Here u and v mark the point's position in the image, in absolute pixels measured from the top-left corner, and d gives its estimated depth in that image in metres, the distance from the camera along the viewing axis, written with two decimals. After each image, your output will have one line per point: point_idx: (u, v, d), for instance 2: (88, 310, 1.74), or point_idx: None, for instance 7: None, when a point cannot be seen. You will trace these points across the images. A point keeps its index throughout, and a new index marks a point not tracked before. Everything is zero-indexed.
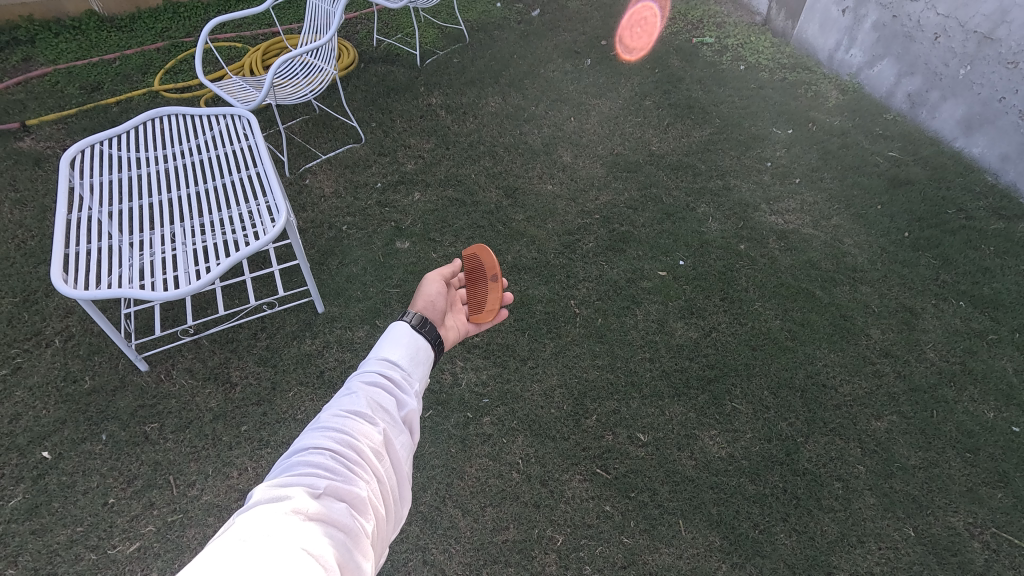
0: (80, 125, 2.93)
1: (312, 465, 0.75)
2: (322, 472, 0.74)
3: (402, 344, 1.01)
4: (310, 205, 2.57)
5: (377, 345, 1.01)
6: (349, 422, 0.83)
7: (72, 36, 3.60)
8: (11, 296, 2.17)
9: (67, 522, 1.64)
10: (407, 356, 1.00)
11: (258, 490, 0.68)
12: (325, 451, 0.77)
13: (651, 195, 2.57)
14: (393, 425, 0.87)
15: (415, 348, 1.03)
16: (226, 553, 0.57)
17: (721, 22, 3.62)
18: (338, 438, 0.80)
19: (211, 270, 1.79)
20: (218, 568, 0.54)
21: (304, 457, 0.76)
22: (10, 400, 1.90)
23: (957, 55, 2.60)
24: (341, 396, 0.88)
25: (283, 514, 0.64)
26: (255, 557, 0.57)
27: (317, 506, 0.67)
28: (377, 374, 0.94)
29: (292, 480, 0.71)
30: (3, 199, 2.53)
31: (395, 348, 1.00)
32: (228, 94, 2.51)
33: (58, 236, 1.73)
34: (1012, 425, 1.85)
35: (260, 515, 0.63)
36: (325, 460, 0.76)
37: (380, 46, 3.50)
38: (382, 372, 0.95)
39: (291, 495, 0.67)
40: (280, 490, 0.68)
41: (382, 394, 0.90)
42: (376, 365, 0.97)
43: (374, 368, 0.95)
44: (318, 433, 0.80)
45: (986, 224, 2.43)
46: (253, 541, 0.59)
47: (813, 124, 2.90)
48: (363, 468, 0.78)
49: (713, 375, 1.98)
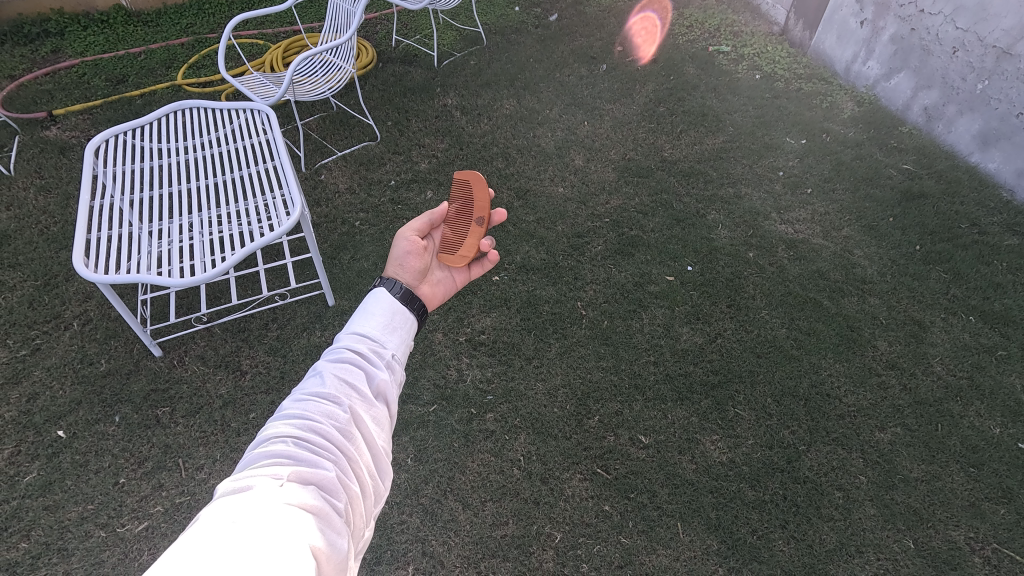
0: (105, 117, 3.01)
1: (278, 452, 0.76)
2: (288, 458, 0.75)
3: (376, 317, 1.06)
4: (324, 200, 2.62)
5: (350, 321, 1.05)
6: (312, 408, 0.84)
7: (100, 30, 3.70)
8: (32, 279, 2.23)
9: (78, 500, 1.68)
10: (376, 327, 1.04)
11: (222, 485, 0.68)
12: (290, 439, 0.79)
13: (662, 201, 2.59)
14: (362, 401, 0.90)
15: (391, 315, 1.08)
16: (194, 542, 0.56)
17: (738, 31, 3.63)
18: (303, 423, 0.81)
19: (226, 260, 1.82)
20: (184, 558, 0.54)
21: (269, 444, 0.78)
22: (28, 380, 1.95)
23: (975, 69, 2.60)
24: (305, 381, 0.90)
25: (245, 503, 0.64)
26: (221, 545, 0.56)
27: (285, 490, 0.68)
28: (346, 349, 0.98)
29: (257, 469, 0.72)
30: (29, 185, 2.61)
31: (368, 323, 1.04)
32: (248, 90, 2.56)
33: (81, 221, 1.77)
34: (1018, 442, 1.84)
35: (226, 511, 0.62)
36: (290, 446, 0.77)
37: (398, 46, 3.56)
38: (352, 347, 0.98)
39: (254, 485, 0.67)
40: (242, 481, 0.68)
41: (349, 371, 0.93)
42: (342, 342, 1.00)
43: (343, 346, 0.98)
44: (282, 421, 0.82)
45: (999, 240, 2.41)
46: (215, 533, 0.58)
47: (826, 135, 2.90)
48: (332, 448, 0.80)
49: (716, 381, 1.99)
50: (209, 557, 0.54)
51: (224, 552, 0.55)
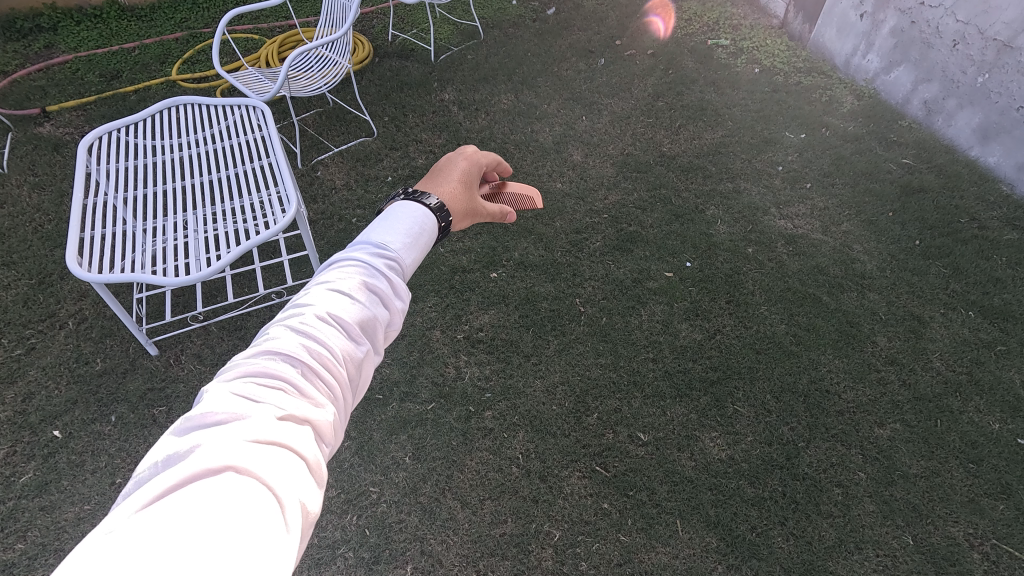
0: (99, 113, 2.98)
1: (279, 375, 0.67)
2: (290, 387, 0.66)
3: (409, 232, 0.91)
4: (321, 196, 2.60)
5: (383, 224, 0.91)
6: (324, 328, 0.74)
7: (93, 25, 3.67)
8: (27, 278, 2.22)
9: (74, 500, 1.67)
10: (407, 242, 0.90)
11: (214, 405, 0.60)
12: (295, 363, 0.69)
13: (661, 197, 2.57)
14: (377, 335, 0.80)
15: (422, 233, 0.94)
16: (182, 498, 0.49)
17: (737, 25, 3.61)
18: (312, 347, 0.71)
19: (221, 258, 1.81)
20: (167, 518, 0.47)
21: (270, 360, 0.68)
22: (23, 379, 1.94)
23: (975, 63, 2.58)
24: (320, 289, 0.78)
25: (234, 445, 0.55)
26: (211, 503, 0.49)
27: (285, 432, 0.60)
28: (372, 262, 0.85)
29: (256, 393, 0.63)
30: (22, 182, 2.58)
31: (401, 235, 0.90)
32: (244, 85, 2.54)
33: (74, 219, 1.75)
34: (1017, 437, 1.84)
35: (210, 456, 0.53)
36: (294, 372, 0.68)
37: (395, 41, 3.53)
38: (379, 262, 0.85)
39: (252, 419, 0.59)
40: (237, 411, 0.60)
41: (372, 295, 0.81)
42: (367, 252, 0.86)
43: (371, 259, 0.85)
44: (290, 333, 0.72)
45: (999, 234, 2.40)
46: (206, 486, 0.50)
47: (826, 129, 2.88)
48: (336, 386, 0.72)
49: (716, 377, 1.98)
50: (196, 520, 0.47)
51: (216, 511, 0.48)
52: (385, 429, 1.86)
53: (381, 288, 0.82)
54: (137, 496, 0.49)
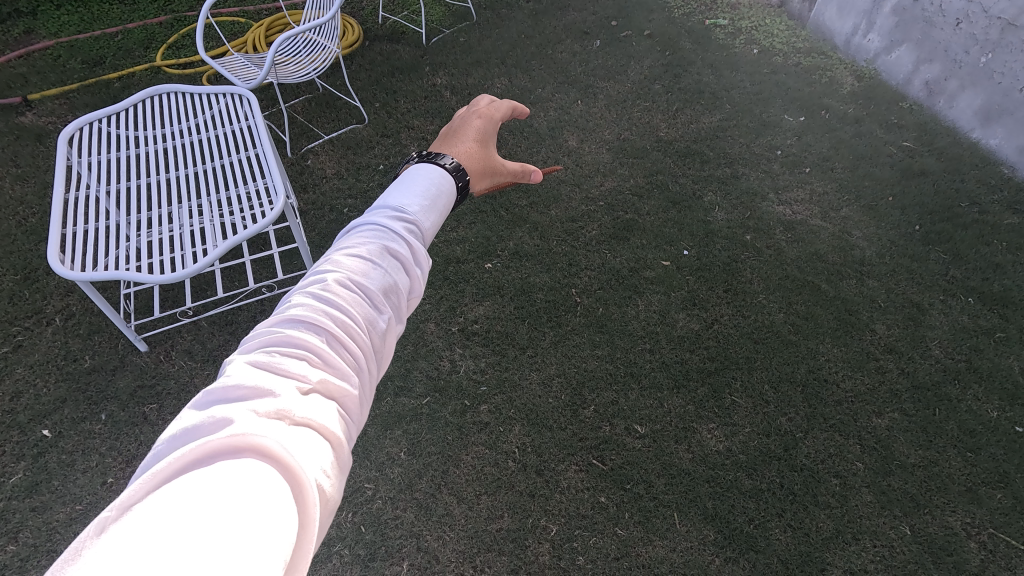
0: (82, 101, 2.90)
1: (302, 344, 0.64)
2: (312, 357, 0.63)
3: (427, 200, 0.88)
4: (311, 186, 2.54)
5: (403, 193, 0.87)
6: (346, 298, 0.71)
7: (74, 8, 3.56)
8: (12, 274, 2.17)
9: (66, 500, 1.66)
10: (422, 207, 0.87)
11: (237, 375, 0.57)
12: (318, 332, 0.66)
13: (657, 183, 2.53)
14: (398, 307, 0.77)
15: (439, 202, 0.90)
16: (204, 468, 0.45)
17: (735, 4, 3.52)
18: (334, 316, 0.68)
19: (209, 253, 1.76)
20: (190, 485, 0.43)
21: (291, 329, 0.65)
22: (10, 378, 1.91)
23: (979, 42, 2.52)
24: (339, 257, 0.75)
25: (261, 414, 0.52)
26: (235, 470, 0.45)
27: (310, 405, 0.57)
28: (390, 228, 0.82)
29: (280, 363, 0.60)
30: (4, 174, 2.52)
31: (420, 203, 0.87)
32: (229, 72, 2.46)
33: (56, 214, 1.69)
34: (1015, 425, 1.83)
35: (230, 425, 0.49)
36: (318, 342, 0.65)
37: (385, 23, 3.44)
38: (396, 227, 0.82)
39: (277, 392, 0.56)
40: (261, 382, 0.57)
41: (393, 264, 0.78)
42: (384, 218, 0.83)
43: (392, 226, 0.82)
44: (311, 302, 0.69)
45: (1000, 219, 2.37)
46: (229, 456, 0.47)
47: (825, 112, 2.83)
48: (359, 357, 0.68)
49: (714, 368, 1.96)
50: (222, 486, 0.43)
51: (241, 478, 0.45)
52: (380, 424, 1.84)
53: (400, 254, 0.79)
54: (152, 470, 0.45)
